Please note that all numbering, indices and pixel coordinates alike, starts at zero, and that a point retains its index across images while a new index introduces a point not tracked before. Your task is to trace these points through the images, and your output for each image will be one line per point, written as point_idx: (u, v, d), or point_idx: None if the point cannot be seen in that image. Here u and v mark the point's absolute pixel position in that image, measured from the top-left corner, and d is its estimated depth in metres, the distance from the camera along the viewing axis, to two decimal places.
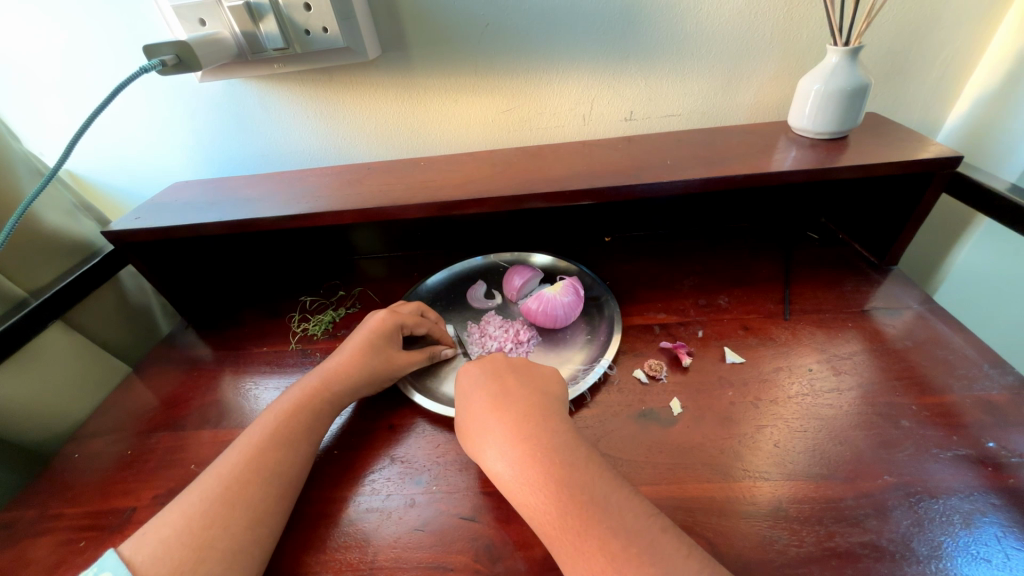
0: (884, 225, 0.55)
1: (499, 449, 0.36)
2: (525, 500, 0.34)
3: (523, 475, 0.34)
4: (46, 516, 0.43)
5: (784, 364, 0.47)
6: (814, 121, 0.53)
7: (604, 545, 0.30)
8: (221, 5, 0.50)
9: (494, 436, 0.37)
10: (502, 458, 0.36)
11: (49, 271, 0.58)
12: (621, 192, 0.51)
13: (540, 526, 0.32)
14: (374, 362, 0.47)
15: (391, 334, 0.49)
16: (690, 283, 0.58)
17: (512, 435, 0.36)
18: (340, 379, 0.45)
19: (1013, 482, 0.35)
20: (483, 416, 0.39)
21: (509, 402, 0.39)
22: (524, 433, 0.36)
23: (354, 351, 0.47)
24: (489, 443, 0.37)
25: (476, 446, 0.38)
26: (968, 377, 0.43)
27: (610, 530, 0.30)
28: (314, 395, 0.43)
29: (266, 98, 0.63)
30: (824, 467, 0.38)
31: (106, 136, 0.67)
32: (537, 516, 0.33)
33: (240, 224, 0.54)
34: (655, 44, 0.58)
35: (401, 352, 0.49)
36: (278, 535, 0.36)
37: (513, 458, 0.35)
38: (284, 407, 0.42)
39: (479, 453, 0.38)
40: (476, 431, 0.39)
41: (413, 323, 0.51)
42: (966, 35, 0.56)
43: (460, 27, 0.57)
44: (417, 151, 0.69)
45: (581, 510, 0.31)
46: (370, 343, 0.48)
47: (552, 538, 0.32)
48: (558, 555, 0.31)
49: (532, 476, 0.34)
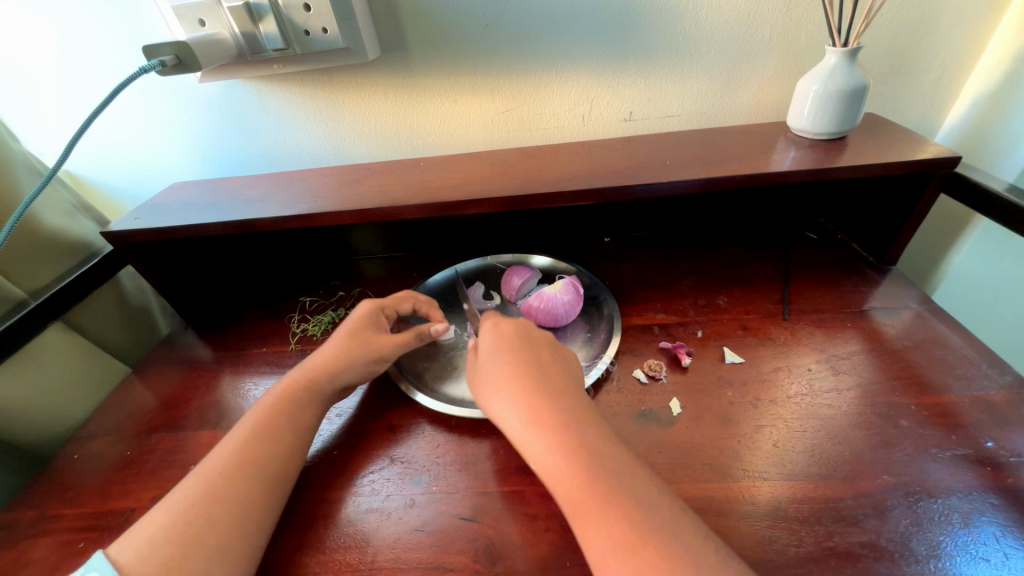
0: (883, 224, 0.55)
1: (521, 415, 0.36)
2: (545, 466, 0.33)
3: (540, 443, 0.34)
4: (45, 517, 0.43)
5: (783, 364, 0.47)
6: (812, 122, 0.53)
7: (616, 525, 0.30)
8: (220, 6, 0.50)
9: (511, 403, 0.37)
10: (525, 425, 0.35)
11: (48, 272, 0.58)
12: (620, 193, 0.51)
13: (562, 493, 0.32)
14: (354, 347, 0.46)
15: (376, 320, 0.49)
16: (689, 283, 0.58)
17: (535, 403, 0.36)
18: (332, 374, 0.44)
19: (1011, 481, 0.36)
20: (500, 381, 0.39)
21: (528, 371, 0.39)
22: (548, 401, 0.36)
23: (338, 340, 0.47)
24: (507, 409, 0.37)
25: (498, 411, 0.38)
26: (967, 377, 0.43)
27: (620, 511, 0.30)
28: (305, 390, 0.43)
29: (264, 98, 0.63)
30: (823, 467, 0.38)
31: (106, 136, 0.67)
32: (556, 482, 0.33)
33: (239, 224, 0.54)
34: (654, 45, 0.58)
35: (382, 334, 0.48)
36: (269, 535, 0.36)
37: (532, 424, 0.35)
38: (272, 402, 0.42)
39: (500, 418, 0.38)
40: (493, 399, 0.38)
41: (396, 303, 0.51)
42: (964, 35, 0.56)
43: (459, 28, 0.57)
44: (417, 151, 0.69)
45: (592, 489, 0.31)
46: (350, 329, 0.47)
47: (575, 503, 0.31)
48: (580, 521, 0.31)
49: (556, 443, 0.34)
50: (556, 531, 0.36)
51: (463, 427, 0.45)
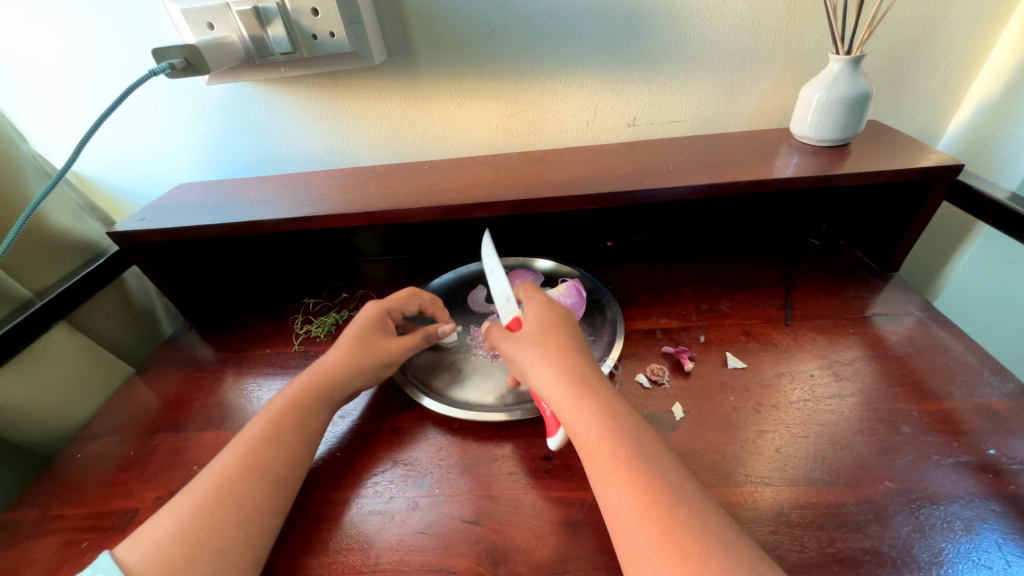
0: (885, 231, 0.56)
1: (553, 380, 0.37)
2: (576, 429, 0.35)
3: (573, 408, 0.35)
4: (48, 517, 0.43)
5: (785, 369, 0.47)
6: (815, 129, 0.54)
7: (638, 494, 0.30)
8: (229, 10, 0.51)
9: (545, 367, 0.37)
10: (557, 387, 0.36)
11: (54, 271, 0.59)
12: (623, 198, 0.51)
13: (592, 454, 0.33)
14: (363, 355, 0.46)
15: (382, 323, 0.49)
16: (691, 288, 0.59)
17: (565, 370, 0.37)
18: (335, 378, 0.44)
19: (1013, 489, 0.36)
20: (534, 344, 0.39)
21: (566, 339, 0.39)
22: (577, 368, 0.37)
23: (344, 345, 0.46)
24: (542, 372, 0.37)
25: (530, 373, 0.38)
26: (968, 384, 0.44)
27: (643, 486, 0.31)
28: (311, 395, 0.43)
29: (271, 100, 0.63)
30: (825, 473, 0.38)
31: (113, 138, 0.67)
32: (587, 447, 0.34)
33: (243, 226, 0.54)
34: (657, 52, 0.59)
35: (389, 338, 0.48)
36: (273, 541, 0.36)
37: (569, 393, 0.36)
38: (276, 407, 0.42)
39: (536, 386, 0.38)
40: (528, 363, 0.39)
41: (401, 305, 0.51)
42: (967, 44, 0.56)
43: (466, 32, 0.58)
44: (421, 155, 0.69)
45: (619, 458, 0.32)
46: (358, 334, 0.47)
47: (604, 464, 0.32)
48: (607, 482, 0.32)
49: (587, 406, 0.35)
50: (558, 535, 0.36)
51: (466, 430, 0.45)
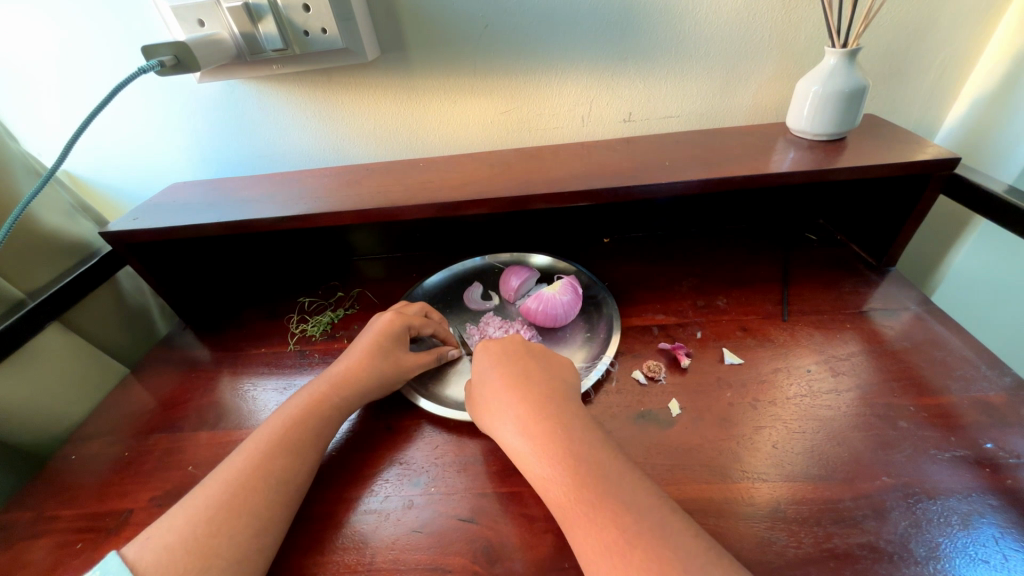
0: (882, 225, 0.55)
1: (515, 427, 0.37)
2: (542, 480, 0.34)
3: (535, 456, 0.35)
4: (43, 518, 0.43)
5: (782, 365, 0.47)
6: (811, 122, 0.53)
7: (609, 542, 0.30)
8: (220, 7, 0.50)
9: (511, 422, 0.38)
10: (519, 433, 0.37)
11: (48, 272, 0.58)
12: (619, 194, 0.51)
13: (556, 500, 0.33)
14: (384, 366, 0.47)
15: (402, 337, 0.49)
16: (687, 285, 0.58)
17: (525, 415, 0.37)
18: (351, 384, 0.45)
19: (1010, 483, 0.35)
20: (500, 399, 0.40)
21: (530, 388, 0.40)
22: (538, 412, 0.37)
23: (363, 355, 0.47)
24: (506, 427, 0.38)
25: (494, 422, 0.39)
26: (966, 378, 0.43)
27: (615, 530, 0.30)
28: (324, 401, 0.43)
29: (264, 98, 0.63)
30: (822, 468, 0.38)
31: (105, 137, 0.67)
32: (552, 494, 0.33)
33: (238, 224, 0.54)
34: (653, 46, 0.58)
35: (409, 354, 0.49)
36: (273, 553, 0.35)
37: (531, 440, 0.36)
38: (291, 413, 0.42)
39: (501, 434, 0.38)
40: (495, 411, 0.40)
41: (421, 325, 0.51)
42: (964, 34, 0.56)
43: (459, 29, 0.57)
44: (416, 152, 0.69)
45: (586, 505, 0.32)
46: (380, 346, 0.48)
47: (567, 510, 0.32)
48: (572, 528, 0.32)
49: (547, 450, 0.35)
50: (555, 532, 0.36)
51: (462, 428, 0.45)
